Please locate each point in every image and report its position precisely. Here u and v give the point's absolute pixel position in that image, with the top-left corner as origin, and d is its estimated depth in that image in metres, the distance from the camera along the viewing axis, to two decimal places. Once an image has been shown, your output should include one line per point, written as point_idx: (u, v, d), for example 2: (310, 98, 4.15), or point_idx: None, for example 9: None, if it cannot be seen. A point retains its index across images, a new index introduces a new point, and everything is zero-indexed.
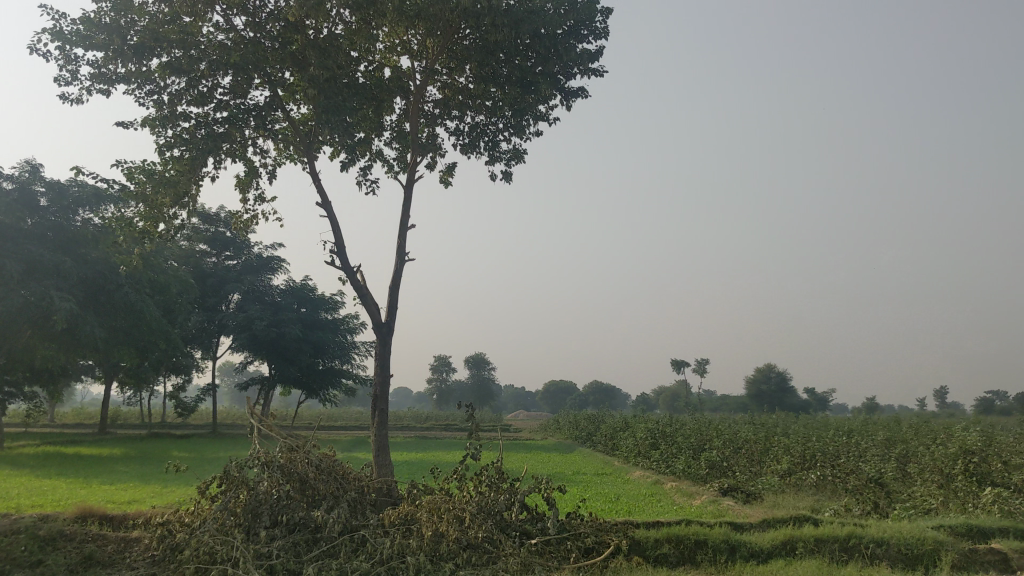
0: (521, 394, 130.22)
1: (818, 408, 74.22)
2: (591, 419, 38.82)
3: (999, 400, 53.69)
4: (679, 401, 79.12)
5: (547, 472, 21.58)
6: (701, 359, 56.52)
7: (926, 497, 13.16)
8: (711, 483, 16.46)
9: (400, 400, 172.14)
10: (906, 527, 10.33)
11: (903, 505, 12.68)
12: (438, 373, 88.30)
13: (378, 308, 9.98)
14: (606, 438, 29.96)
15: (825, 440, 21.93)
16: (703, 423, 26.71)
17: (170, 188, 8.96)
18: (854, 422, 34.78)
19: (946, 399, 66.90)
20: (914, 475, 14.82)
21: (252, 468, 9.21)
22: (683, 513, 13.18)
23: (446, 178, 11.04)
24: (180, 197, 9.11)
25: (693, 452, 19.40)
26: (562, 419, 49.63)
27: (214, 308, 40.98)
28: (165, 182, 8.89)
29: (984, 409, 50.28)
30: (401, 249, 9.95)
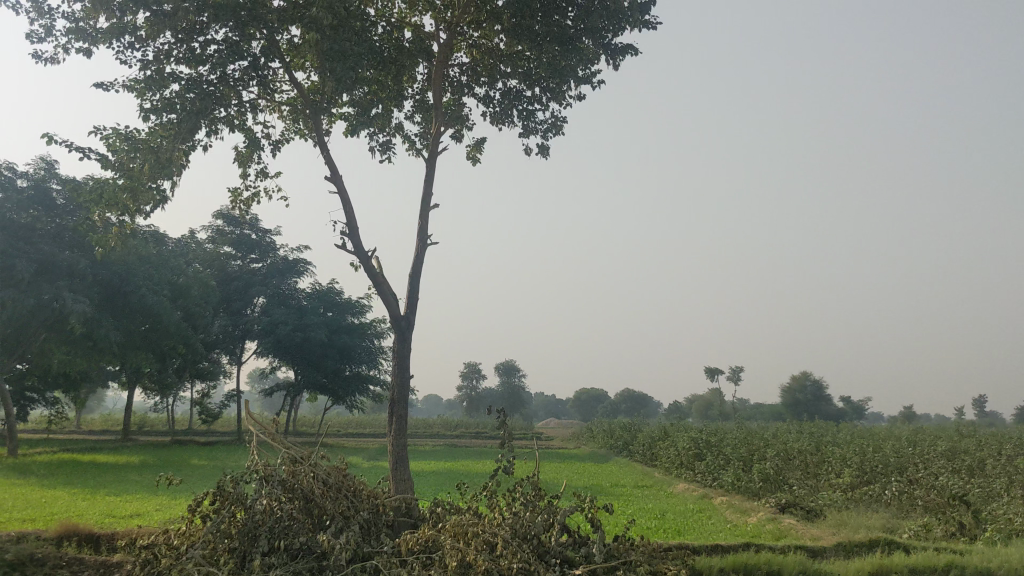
0: (552, 402, 128.62)
1: (856, 417, 71.97)
2: (626, 428, 37.32)
3: None
4: (713, 410, 77.28)
5: (582, 484, 20.26)
6: (737, 367, 54.81)
7: (1015, 516, 11.66)
8: (766, 498, 15.04)
9: (430, 407, 171.19)
10: (1012, 555, 8.87)
11: (993, 527, 11.18)
12: (468, 381, 87.11)
13: (395, 299, 8.72)
14: (644, 448, 28.59)
15: (882, 451, 20.36)
16: (747, 432, 25.23)
17: (153, 158, 7.88)
18: (903, 432, 33.04)
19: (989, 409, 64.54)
20: (996, 492, 13.27)
21: (250, 482, 7.93)
22: (741, 534, 11.76)
23: (474, 156, 9.76)
24: (166, 170, 7.95)
25: (743, 463, 17.95)
26: (596, 427, 48.15)
27: (238, 312, 40.03)
28: (147, 152, 7.81)
29: None
30: (424, 231, 8.68)
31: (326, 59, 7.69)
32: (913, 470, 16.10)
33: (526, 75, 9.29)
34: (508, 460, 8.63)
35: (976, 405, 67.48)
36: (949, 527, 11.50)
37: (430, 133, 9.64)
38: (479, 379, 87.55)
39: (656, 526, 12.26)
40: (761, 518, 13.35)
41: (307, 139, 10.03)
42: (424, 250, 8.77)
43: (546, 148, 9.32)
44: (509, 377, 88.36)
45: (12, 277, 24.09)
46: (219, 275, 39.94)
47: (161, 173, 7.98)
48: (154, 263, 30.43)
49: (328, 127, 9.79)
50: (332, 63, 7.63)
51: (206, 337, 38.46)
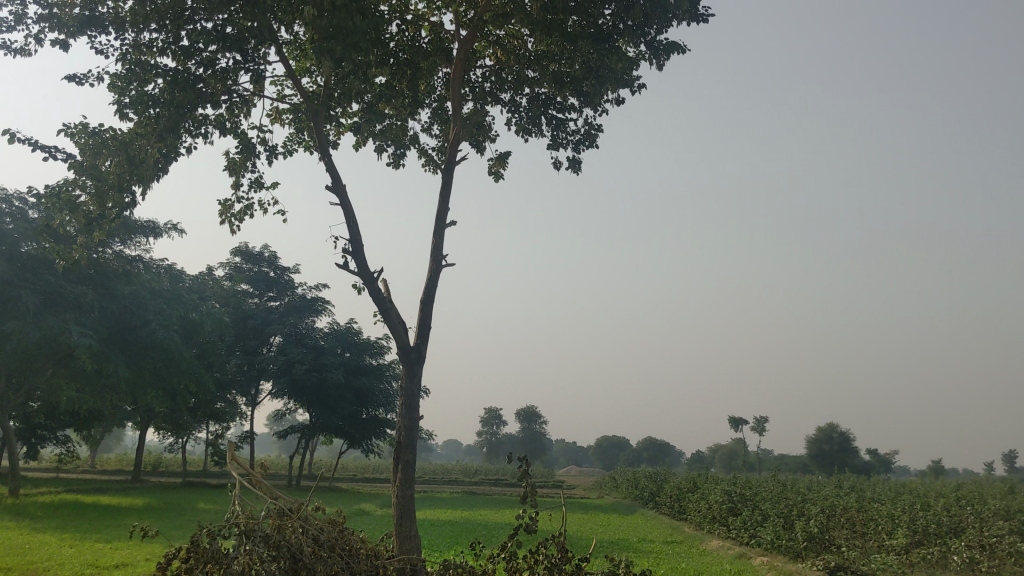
0: (573, 450, 126.56)
1: (883, 469, 69.72)
2: (652, 477, 35.85)
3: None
4: (737, 460, 75.39)
5: (608, 538, 19.01)
6: (764, 417, 53.26)
7: None
8: (811, 560, 13.72)
9: (449, 452, 169.48)
10: None
11: None
12: (488, 426, 85.61)
13: (403, 326, 7.63)
14: (672, 499, 27.23)
15: (931, 509, 18.91)
16: (781, 485, 23.83)
17: (123, 153, 7.48)
18: (942, 487, 31.43)
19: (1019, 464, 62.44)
20: None
21: (228, 536, 6.77)
22: None
23: (498, 172, 8.67)
24: (140, 174, 7.62)
25: (785, 519, 16.58)
26: (620, 476, 46.63)
27: (254, 351, 39.08)
28: (117, 146, 7.42)
29: None
30: (437, 248, 7.57)
31: (325, 41, 6.82)
32: (972, 532, 14.73)
33: (557, 80, 8.27)
34: (529, 519, 7.40)
35: (1006, 460, 65.27)
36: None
37: (448, 143, 8.59)
38: (499, 425, 86.09)
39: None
40: None
41: (311, 150, 9.08)
42: (438, 271, 7.63)
43: (578, 162, 8.23)
44: (529, 423, 86.79)
45: (18, 310, 23.28)
46: (235, 313, 39.07)
47: (131, 172, 7.56)
48: (167, 299, 29.58)
49: (334, 136, 8.83)
50: (332, 41, 6.78)
51: (220, 377, 37.49)
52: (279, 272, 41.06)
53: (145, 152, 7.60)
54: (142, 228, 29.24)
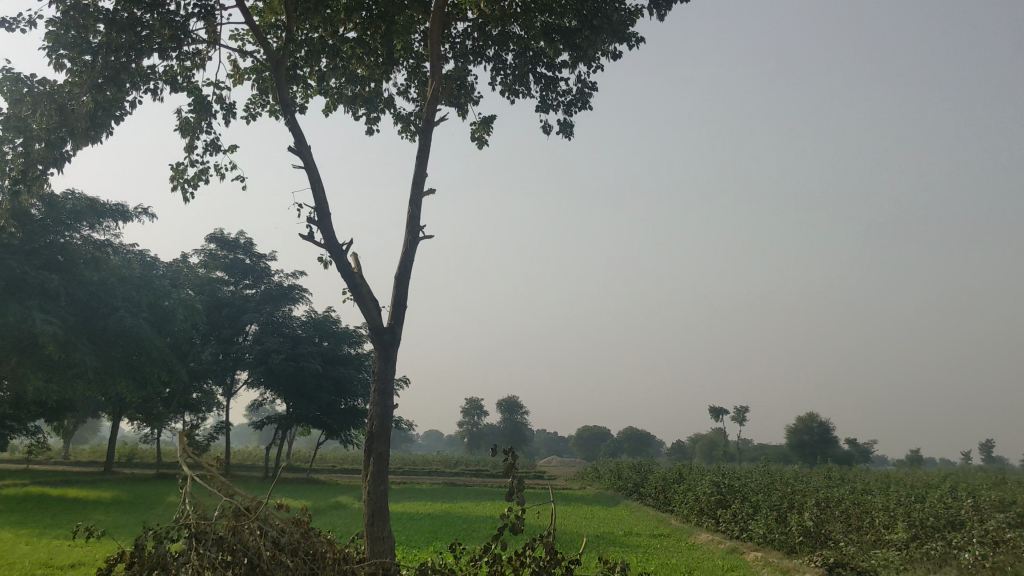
0: (554, 440, 126.10)
1: (862, 459, 69.55)
2: (636, 468, 35.24)
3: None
4: (718, 450, 75.05)
5: (592, 530, 18.42)
6: (746, 407, 52.82)
7: None
8: (809, 556, 13.07)
9: (430, 443, 168.88)
10: None
11: None
12: (470, 417, 85.01)
13: (377, 305, 6.82)
14: (658, 491, 26.63)
15: (924, 501, 18.37)
16: (770, 476, 23.25)
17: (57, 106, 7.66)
18: (929, 478, 30.96)
19: (997, 454, 62.38)
20: None
21: (177, 539, 6.01)
22: None
23: (481, 137, 7.93)
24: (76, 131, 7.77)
25: (779, 512, 15.96)
26: (602, 466, 46.01)
27: (230, 340, 38.21)
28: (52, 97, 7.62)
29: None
30: (414, 218, 6.76)
31: None
32: (972, 525, 14.15)
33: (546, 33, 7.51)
34: (516, 516, 6.65)
35: (984, 450, 65.28)
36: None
37: (427, 103, 7.83)
38: (480, 415, 85.48)
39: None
40: None
41: (277, 114, 8.35)
42: (415, 243, 6.81)
43: (570, 126, 7.54)
44: (511, 414, 86.22)
45: None
46: (210, 301, 38.05)
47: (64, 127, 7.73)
48: (137, 286, 28.64)
49: (300, 96, 8.13)
50: None
51: (194, 366, 36.58)
52: (255, 259, 40.19)
53: (77, 102, 7.73)
54: (110, 211, 28.32)
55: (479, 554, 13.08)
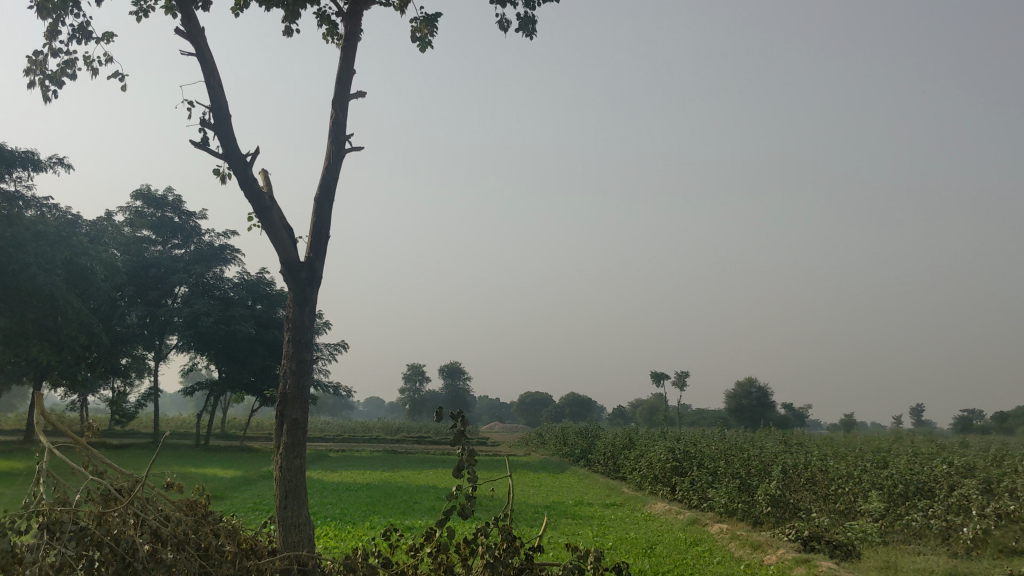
0: (495, 406, 125.66)
1: (799, 423, 69.90)
2: (581, 433, 34.32)
3: (982, 419, 51.07)
4: (658, 415, 74.99)
5: (542, 501, 17.36)
6: (686, 371, 52.49)
7: None
8: (777, 529, 12.13)
9: (370, 410, 167.36)
10: None
11: None
12: (412, 383, 83.67)
13: (292, 235, 5.40)
14: (606, 457, 25.77)
15: (887, 467, 17.61)
16: (721, 442, 22.44)
17: None
18: (871, 442, 30.63)
19: (925, 416, 63.35)
20: None
21: (23, 530, 4.61)
22: None
23: (425, 37, 6.56)
24: None
25: (741, 481, 14.98)
26: (545, 431, 45.18)
27: (157, 303, 36.27)
28: None
29: (992, 431, 46.10)
30: (340, 127, 5.34)
31: None
32: (945, 491, 13.33)
33: None
34: (465, 496, 5.24)
35: (917, 413, 66.15)
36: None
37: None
38: (422, 381, 84.24)
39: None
40: (787, 558, 10.16)
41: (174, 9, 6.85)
42: (339, 156, 5.39)
43: (532, 22, 6.27)
44: (453, 380, 85.09)
45: None
46: (136, 262, 35.87)
47: None
48: (52, 241, 26.60)
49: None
50: None
51: (120, 330, 34.58)
52: (184, 217, 38.22)
53: None
54: (20, 160, 26.13)
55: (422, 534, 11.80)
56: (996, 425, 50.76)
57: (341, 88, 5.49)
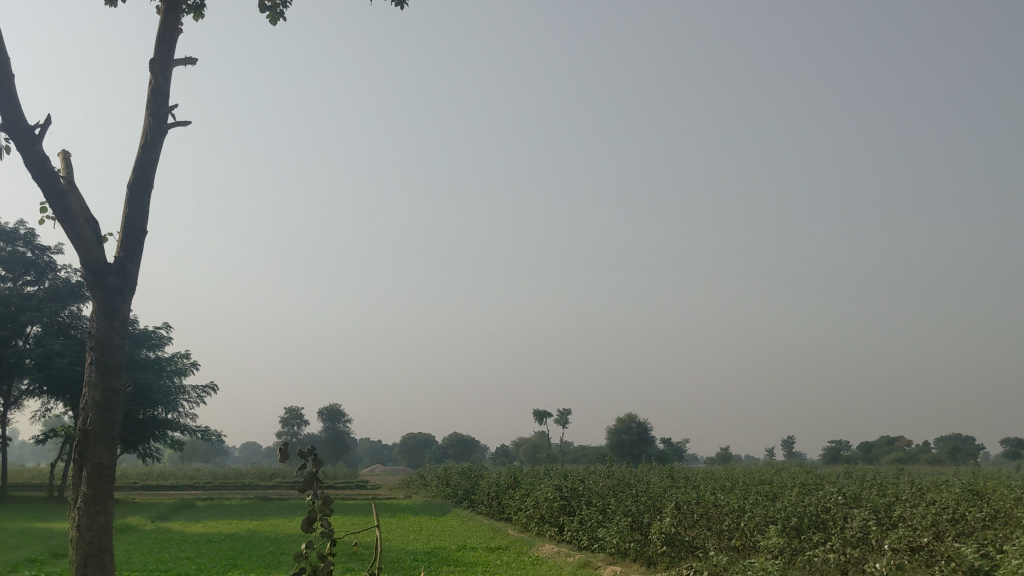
0: (377, 448, 122.93)
1: (677, 458, 70.45)
2: (464, 474, 33.25)
3: (851, 449, 52.45)
4: (541, 453, 74.52)
5: (421, 547, 16.21)
6: (568, 409, 52.24)
7: None
8: (673, 570, 11.42)
9: (246, 455, 161.22)
10: None
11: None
12: (289, 427, 80.82)
13: (97, 232, 4.35)
14: (490, 497, 24.81)
15: (775, 499, 17.29)
16: (607, 478, 21.85)
17: None
18: (750, 474, 30.71)
19: (795, 448, 64.90)
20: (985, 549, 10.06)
21: None
22: None
23: (278, 7, 5.90)
24: None
25: (633, 518, 14.26)
26: (427, 472, 43.90)
27: (6, 344, 33.39)
28: None
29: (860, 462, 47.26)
30: (161, 96, 4.42)
31: None
32: (841, 522, 12.94)
33: None
34: (317, 556, 4.06)
35: (788, 446, 67.76)
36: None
37: None
38: (301, 424, 81.50)
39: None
40: None
41: None
42: (160, 133, 4.45)
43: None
44: (333, 422, 82.63)
45: None
46: None
47: None
48: None
49: None
50: None
51: None
52: (38, 252, 35.61)
53: None
54: None
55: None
56: (865, 455, 52.16)
57: (162, 53, 4.61)
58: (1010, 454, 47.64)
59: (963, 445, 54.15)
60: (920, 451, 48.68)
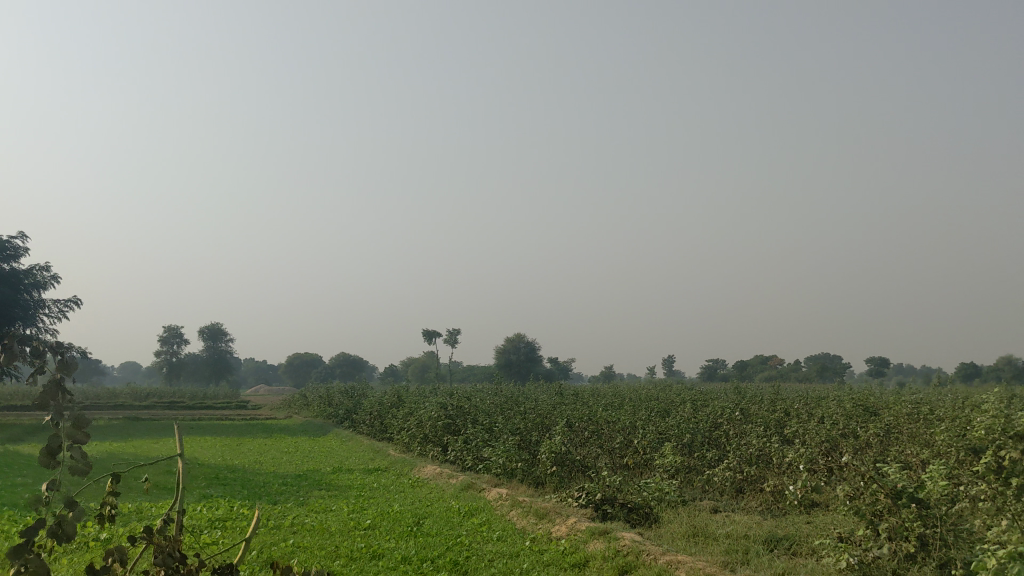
0: (263, 368, 120.56)
1: (562, 377, 70.89)
2: (346, 392, 32.14)
3: (727, 369, 53.45)
4: (428, 373, 73.94)
5: (293, 470, 15.00)
6: (454, 330, 51.58)
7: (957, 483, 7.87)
8: (562, 493, 10.54)
9: (125, 375, 155.76)
10: None
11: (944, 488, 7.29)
12: (168, 345, 77.77)
13: None
14: (371, 417, 23.78)
15: (666, 417, 16.76)
16: (496, 395, 21.05)
17: None
18: (632, 390, 30.60)
19: (674, 367, 66.12)
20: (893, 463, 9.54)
21: None
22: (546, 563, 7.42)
23: None
24: None
25: (520, 438, 13.41)
26: (308, 391, 42.62)
27: None
28: None
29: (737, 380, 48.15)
30: None
31: None
32: (734, 439, 12.35)
33: None
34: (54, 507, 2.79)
35: (667, 364, 68.90)
36: (862, 511, 7.29)
37: None
38: (180, 343, 78.52)
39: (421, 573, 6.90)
40: (583, 529, 8.46)
41: None
42: None
43: None
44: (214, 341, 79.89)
45: None
46: None
47: None
48: None
49: None
50: None
51: None
52: None
53: None
54: None
55: (139, 533, 9.07)
56: (740, 374, 53.18)
57: None
58: (876, 372, 49.35)
59: (832, 363, 55.90)
60: (792, 369, 50.00)
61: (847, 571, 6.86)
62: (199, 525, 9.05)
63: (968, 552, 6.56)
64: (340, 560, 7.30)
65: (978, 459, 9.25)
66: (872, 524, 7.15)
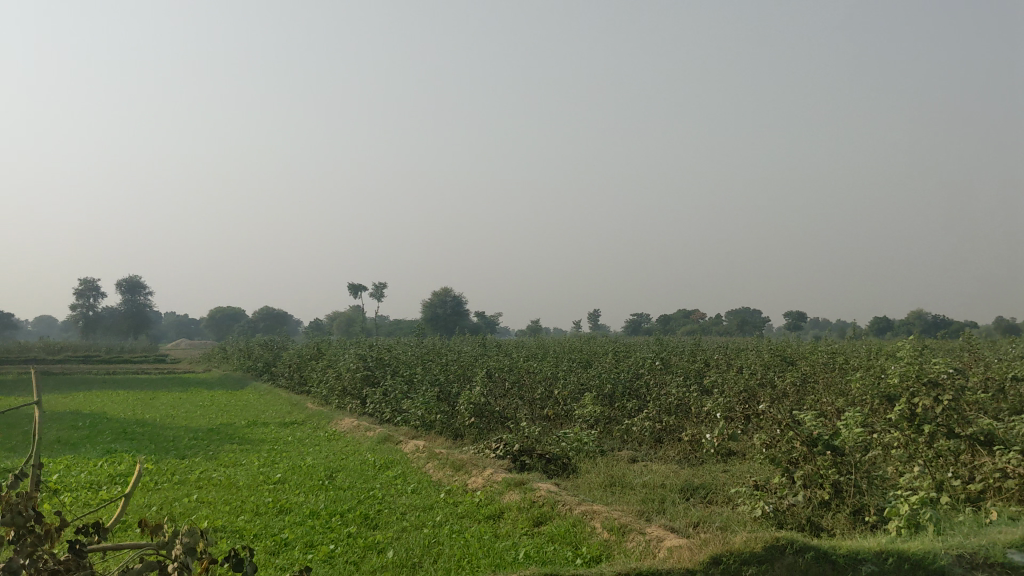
0: (184, 322, 118.15)
1: (488, 330, 70.89)
2: (267, 345, 31.52)
3: (650, 323, 54.02)
4: (353, 326, 73.26)
5: (206, 423, 14.56)
6: (379, 283, 51.01)
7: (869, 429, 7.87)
8: (480, 444, 10.36)
9: (39, 329, 151.10)
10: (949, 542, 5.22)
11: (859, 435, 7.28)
12: (84, 299, 75.52)
13: None
14: (291, 369, 23.32)
15: (587, 368, 16.72)
16: (418, 347, 20.78)
17: None
18: (556, 342, 30.63)
19: (598, 321, 66.65)
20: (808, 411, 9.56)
21: None
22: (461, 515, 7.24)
23: None
24: None
25: (439, 389, 13.19)
26: (229, 345, 41.79)
27: None
28: None
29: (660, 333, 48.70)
30: None
31: None
32: (652, 389, 12.31)
33: None
34: None
35: (592, 318, 69.39)
36: (778, 458, 7.24)
37: None
38: (96, 296, 76.30)
39: (330, 528, 6.66)
40: (499, 480, 8.28)
41: None
42: None
43: None
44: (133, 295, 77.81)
45: None
46: None
47: None
48: None
49: None
50: None
51: None
52: None
53: None
54: None
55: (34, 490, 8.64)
56: (664, 328, 53.81)
57: None
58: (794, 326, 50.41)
59: (753, 317, 56.90)
60: (714, 322, 50.78)
61: (761, 519, 6.82)
62: (96, 481, 8.63)
63: (881, 499, 6.57)
64: (245, 515, 7.00)
65: (890, 406, 9.32)
66: (787, 472, 7.12)
